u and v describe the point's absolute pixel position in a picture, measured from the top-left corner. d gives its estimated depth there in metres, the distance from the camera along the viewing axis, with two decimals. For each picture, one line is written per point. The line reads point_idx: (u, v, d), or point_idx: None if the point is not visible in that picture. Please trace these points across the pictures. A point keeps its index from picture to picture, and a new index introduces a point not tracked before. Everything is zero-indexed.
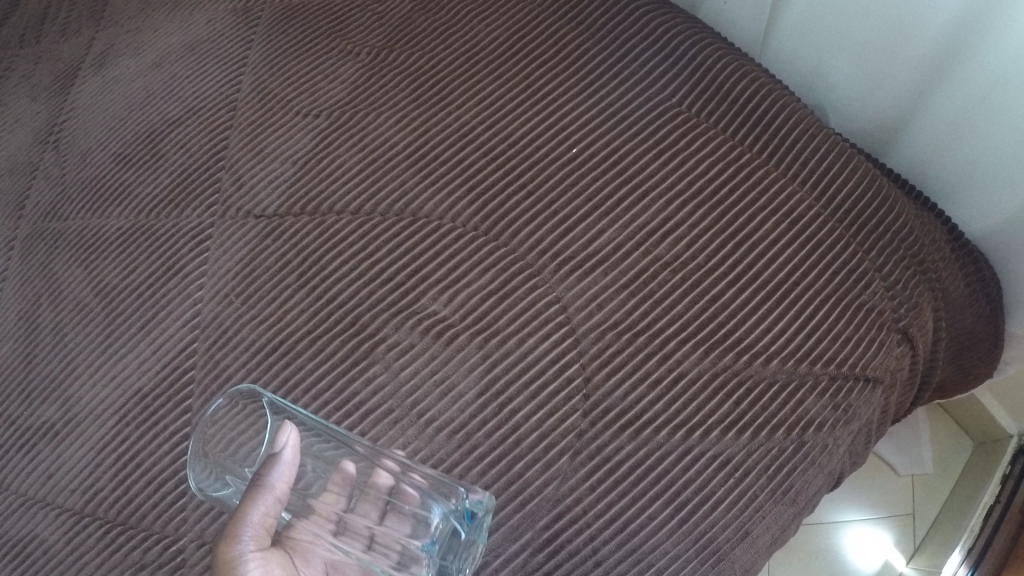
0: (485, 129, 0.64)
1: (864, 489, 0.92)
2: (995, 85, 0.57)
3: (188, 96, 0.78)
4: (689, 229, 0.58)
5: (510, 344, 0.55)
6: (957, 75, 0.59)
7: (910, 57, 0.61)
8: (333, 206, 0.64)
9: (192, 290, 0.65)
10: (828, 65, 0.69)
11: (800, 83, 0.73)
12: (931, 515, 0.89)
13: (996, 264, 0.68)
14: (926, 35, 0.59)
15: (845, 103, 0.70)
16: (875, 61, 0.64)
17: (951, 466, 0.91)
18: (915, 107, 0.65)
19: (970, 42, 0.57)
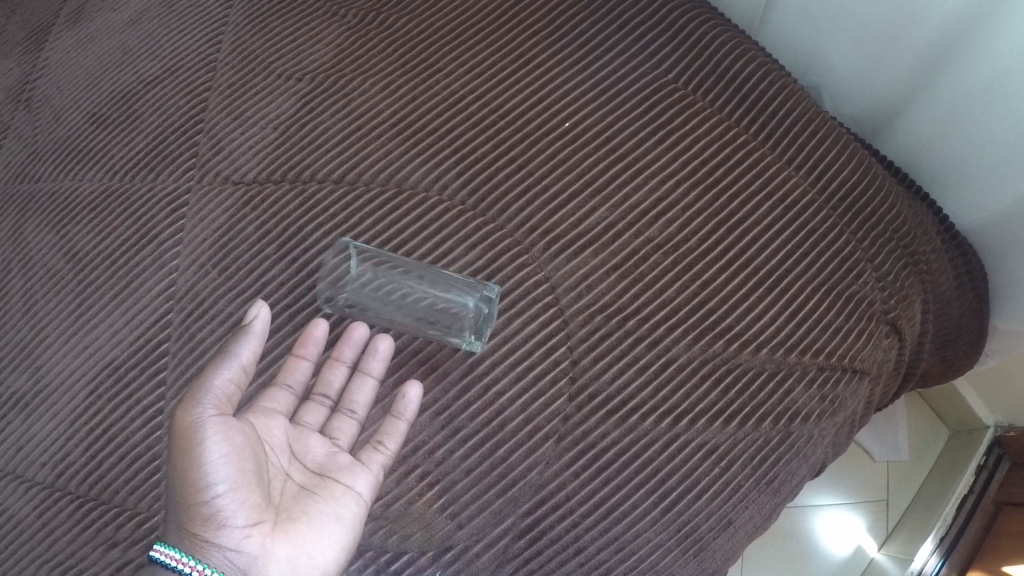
0: (475, 99, 0.62)
1: (842, 474, 0.92)
2: (996, 78, 0.56)
3: (166, 54, 0.75)
4: (682, 211, 0.57)
5: (496, 324, 0.54)
6: (959, 65, 0.58)
7: (911, 44, 0.60)
8: (315, 175, 0.61)
9: (167, 258, 0.63)
10: (825, 47, 0.67)
11: (796, 65, 0.71)
12: (903, 502, 0.91)
13: (985, 254, 0.68)
14: (929, 22, 0.57)
15: (841, 87, 0.69)
16: (874, 46, 0.63)
17: (926, 453, 0.92)
18: (913, 95, 0.64)
19: (974, 31, 0.55)
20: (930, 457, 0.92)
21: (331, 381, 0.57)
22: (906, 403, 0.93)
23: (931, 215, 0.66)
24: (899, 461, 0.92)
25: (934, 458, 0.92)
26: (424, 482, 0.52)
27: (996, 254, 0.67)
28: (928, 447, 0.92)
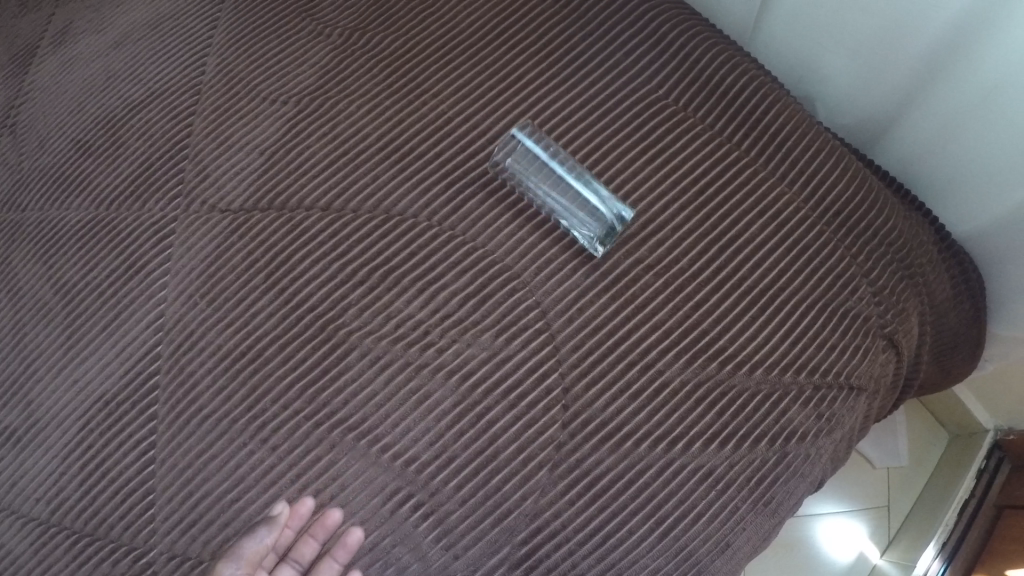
0: (463, 120, 0.61)
1: (843, 482, 0.92)
2: (991, 91, 0.56)
3: (150, 78, 0.74)
4: (673, 230, 0.56)
5: (486, 351, 0.53)
6: (952, 78, 0.58)
7: (904, 57, 0.60)
8: (302, 202, 0.60)
9: (155, 289, 0.63)
10: (816, 56, 0.67)
11: (789, 74, 0.72)
12: (904, 509, 0.91)
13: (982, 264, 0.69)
14: (922, 37, 0.57)
15: (834, 98, 0.69)
16: (864, 59, 0.63)
17: (927, 459, 0.93)
18: (906, 106, 0.64)
19: (967, 46, 0.55)
20: (930, 463, 0.93)
21: (305, 556, 0.53)
22: (907, 409, 0.94)
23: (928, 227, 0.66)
24: (900, 467, 0.93)
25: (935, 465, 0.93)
26: (418, 514, 0.52)
27: (993, 265, 0.68)
28: (929, 453, 0.93)
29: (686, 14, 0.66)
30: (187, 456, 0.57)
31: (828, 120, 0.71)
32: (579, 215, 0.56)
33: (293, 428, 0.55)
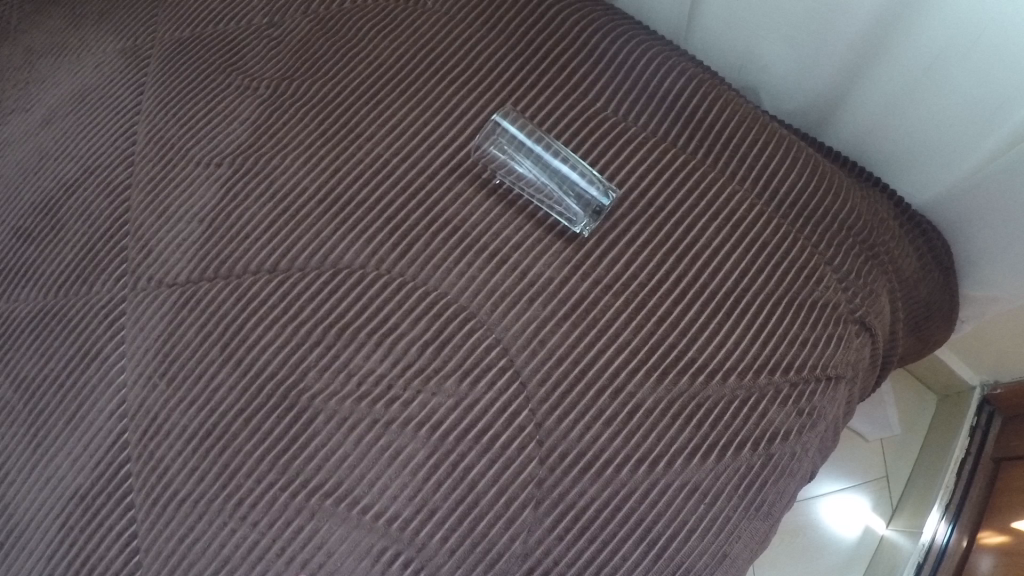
0: (401, 161, 0.60)
1: (840, 460, 0.97)
2: (925, 69, 0.63)
3: (80, 153, 0.70)
4: (626, 246, 0.56)
5: (453, 397, 0.52)
6: (890, 60, 0.65)
7: (842, 46, 0.68)
8: (248, 267, 0.59)
9: (113, 374, 0.60)
10: (761, 48, 0.75)
11: (735, 69, 0.80)
12: (904, 476, 0.96)
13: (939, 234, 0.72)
14: (857, 28, 0.65)
15: (781, 86, 0.77)
16: (805, 48, 0.71)
17: (919, 424, 0.99)
18: (852, 88, 0.71)
19: (896, 33, 0.63)
20: (922, 427, 0.98)
21: None
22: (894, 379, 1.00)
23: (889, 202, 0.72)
24: (893, 437, 0.98)
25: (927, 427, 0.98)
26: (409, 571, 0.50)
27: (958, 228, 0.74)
28: (920, 417, 0.99)
29: (618, 21, 0.67)
30: (169, 543, 0.54)
31: (776, 107, 0.80)
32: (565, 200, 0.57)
33: (272, 500, 0.52)
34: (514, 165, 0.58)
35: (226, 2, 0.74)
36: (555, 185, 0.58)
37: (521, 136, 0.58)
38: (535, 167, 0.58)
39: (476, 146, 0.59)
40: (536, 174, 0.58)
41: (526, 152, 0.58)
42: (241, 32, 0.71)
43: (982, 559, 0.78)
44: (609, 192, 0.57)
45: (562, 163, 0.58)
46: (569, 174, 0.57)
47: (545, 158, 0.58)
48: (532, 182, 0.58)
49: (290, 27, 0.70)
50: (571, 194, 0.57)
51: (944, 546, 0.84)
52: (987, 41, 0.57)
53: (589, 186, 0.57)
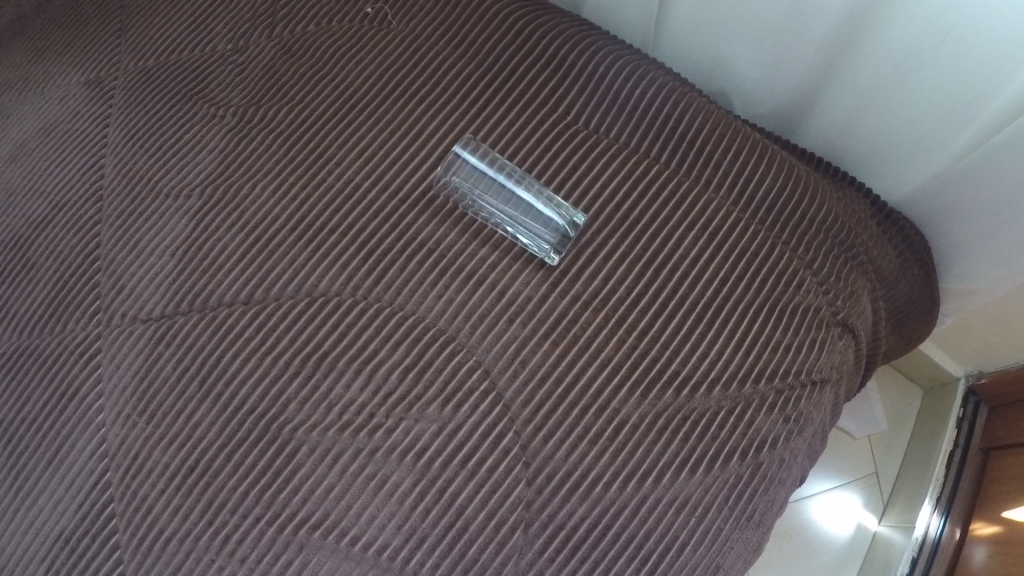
0: (372, 185, 0.59)
1: (829, 458, 0.98)
2: (896, 65, 0.63)
3: (48, 190, 0.67)
4: (603, 260, 0.56)
5: (437, 423, 0.51)
6: (859, 58, 0.66)
7: (810, 46, 0.68)
8: (222, 298, 0.57)
9: (92, 414, 0.57)
10: (728, 51, 0.75)
11: (702, 74, 0.80)
12: (893, 472, 0.97)
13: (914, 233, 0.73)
14: (825, 27, 0.65)
15: (753, 88, 0.77)
16: (775, 50, 0.71)
17: (905, 418, 1.00)
18: (822, 87, 0.72)
19: (865, 31, 0.63)
20: (908, 421, 1.00)
21: None
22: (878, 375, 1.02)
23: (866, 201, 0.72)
24: (880, 433, 1.00)
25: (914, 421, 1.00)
26: None
27: (935, 225, 0.75)
28: (906, 411, 1.01)
29: (590, 35, 0.69)
30: None
31: (747, 110, 0.80)
32: (531, 227, 0.57)
33: (259, 536, 0.51)
34: (477, 196, 0.58)
35: (188, 30, 0.73)
36: (520, 214, 0.57)
37: (482, 167, 0.58)
38: (499, 197, 0.58)
39: (438, 179, 0.59)
40: (501, 205, 0.58)
41: (487, 184, 0.58)
42: (205, 60, 0.70)
43: (976, 549, 0.79)
44: (575, 217, 0.57)
45: (527, 192, 0.58)
46: (533, 203, 0.57)
47: (508, 188, 0.58)
48: (498, 212, 0.58)
49: (254, 53, 0.69)
50: (536, 221, 0.56)
51: (937, 541, 0.84)
52: (958, 38, 0.57)
53: (555, 212, 0.57)
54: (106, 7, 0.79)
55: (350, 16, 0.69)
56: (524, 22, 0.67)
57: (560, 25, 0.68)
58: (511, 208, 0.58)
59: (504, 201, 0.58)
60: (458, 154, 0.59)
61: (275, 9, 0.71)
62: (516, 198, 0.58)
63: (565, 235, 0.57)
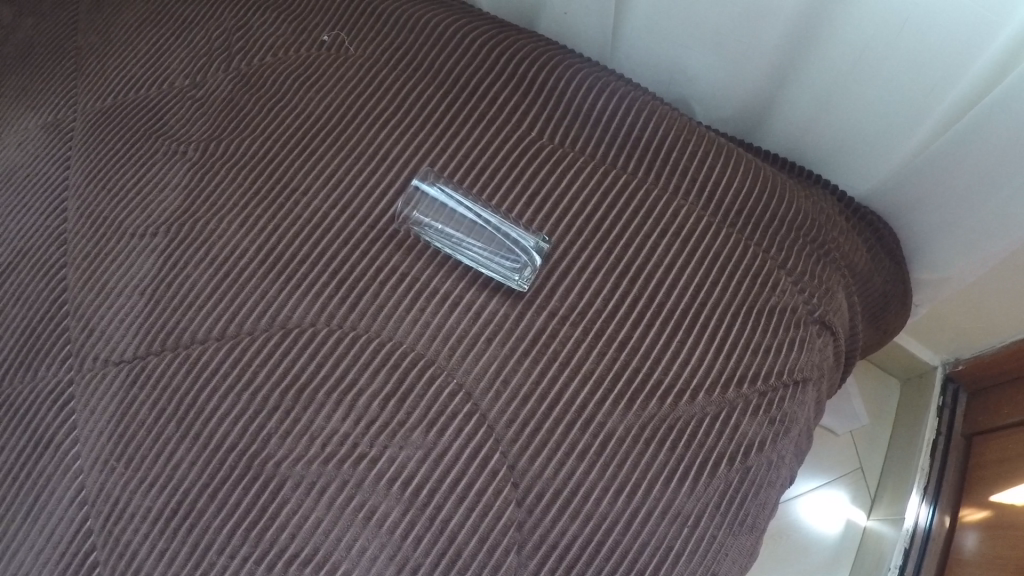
0: (340, 212, 0.59)
1: (815, 456, 0.99)
2: (854, 62, 0.64)
3: (11, 237, 0.66)
4: (578, 273, 0.56)
5: (422, 449, 0.51)
6: (817, 57, 0.67)
7: (768, 48, 0.69)
8: (195, 336, 0.56)
9: (69, 461, 0.55)
10: (686, 58, 0.76)
11: (662, 83, 0.81)
12: (878, 466, 0.98)
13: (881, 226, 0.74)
14: (780, 29, 0.66)
15: (713, 95, 0.78)
16: (733, 55, 0.72)
17: (885, 411, 1.02)
18: (782, 88, 0.73)
19: (821, 30, 0.64)
20: (889, 414, 1.02)
21: None
22: (857, 370, 1.04)
23: (832, 198, 0.73)
24: (862, 428, 1.01)
25: (894, 413, 1.01)
26: None
27: (901, 218, 0.76)
28: (886, 405, 1.02)
29: (550, 52, 0.69)
30: None
31: (709, 116, 0.81)
32: (499, 253, 0.56)
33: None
34: (441, 226, 0.57)
35: (145, 68, 0.72)
36: (485, 242, 0.57)
37: (442, 197, 0.58)
38: (462, 227, 0.58)
39: (399, 212, 0.58)
40: (464, 235, 0.58)
41: (447, 214, 0.58)
42: (163, 96, 0.70)
43: (966, 536, 0.79)
44: (541, 240, 0.57)
45: (489, 220, 0.58)
46: (499, 229, 0.57)
47: (470, 219, 0.58)
48: (462, 241, 0.57)
49: (211, 87, 0.69)
50: (503, 246, 0.56)
51: (927, 531, 0.84)
52: (912, 26, 0.58)
53: (521, 236, 0.57)
54: (60, 49, 0.78)
55: (307, 45, 0.69)
56: (484, 40, 0.67)
57: (520, 42, 0.68)
58: (475, 237, 0.58)
59: (467, 230, 0.58)
60: (419, 187, 0.59)
61: (231, 42, 0.71)
62: (480, 227, 0.58)
63: (535, 257, 0.56)
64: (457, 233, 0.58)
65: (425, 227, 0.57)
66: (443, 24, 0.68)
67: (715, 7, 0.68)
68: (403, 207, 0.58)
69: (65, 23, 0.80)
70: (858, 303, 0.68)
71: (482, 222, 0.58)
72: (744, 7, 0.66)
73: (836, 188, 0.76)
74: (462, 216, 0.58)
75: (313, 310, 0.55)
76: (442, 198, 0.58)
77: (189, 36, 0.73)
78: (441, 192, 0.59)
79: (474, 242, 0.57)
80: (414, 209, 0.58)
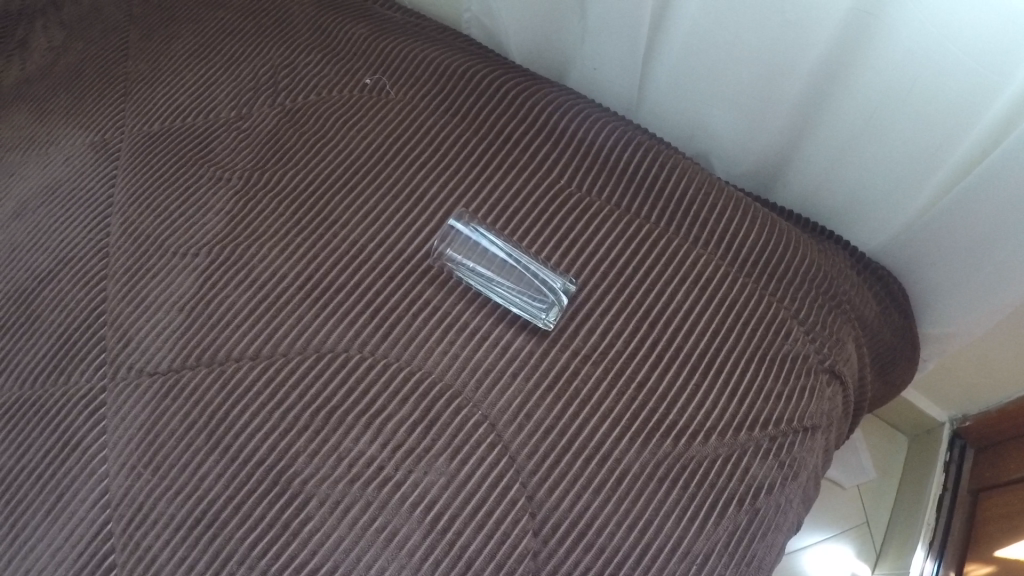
0: (377, 246, 0.62)
1: (822, 509, 1.00)
2: (870, 121, 0.67)
3: (54, 247, 0.69)
4: (601, 315, 0.58)
5: (445, 476, 0.52)
6: (834, 115, 0.69)
7: (785, 107, 0.72)
8: (230, 354, 0.59)
9: (96, 464, 0.57)
10: (708, 115, 0.79)
11: (683, 137, 0.84)
12: (883, 520, 0.99)
13: (894, 284, 0.76)
14: (798, 88, 0.69)
15: (732, 151, 0.81)
16: (751, 112, 0.74)
17: (891, 466, 1.03)
18: (800, 144, 0.75)
19: (839, 89, 0.67)
20: (895, 469, 1.03)
21: None
22: (863, 424, 1.05)
23: (845, 253, 0.75)
24: (869, 482, 1.02)
25: (900, 468, 1.03)
26: None
27: (910, 276, 0.77)
28: (893, 459, 1.03)
29: (581, 104, 0.72)
30: None
31: (728, 171, 0.83)
32: (528, 293, 0.59)
33: None
34: (472, 264, 0.60)
35: (193, 98, 0.76)
36: (515, 282, 0.60)
37: (473, 236, 0.61)
38: (493, 266, 0.60)
39: (434, 248, 0.61)
40: (493, 274, 0.60)
41: (479, 252, 0.60)
42: (210, 125, 0.73)
43: None
44: (568, 282, 0.59)
45: (519, 262, 0.61)
46: (530, 271, 0.60)
47: (500, 258, 0.61)
48: (493, 279, 0.60)
49: (257, 120, 0.72)
50: (531, 287, 0.59)
51: None
52: (923, 88, 0.60)
53: (550, 277, 0.59)
54: (109, 73, 0.81)
55: (350, 86, 0.73)
56: (519, 91, 0.71)
57: (554, 95, 0.72)
58: (505, 277, 0.60)
59: (497, 269, 0.60)
60: (453, 224, 0.62)
61: (277, 80, 0.75)
62: (511, 268, 0.60)
63: (562, 297, 0.59)
64: (486, 271, 0.60)
65: (459, 264, 0.60)
66: (481, 75, 0.72)
67: (735, 67, 0.71)
68: (436, 245, 0.61)
69: (117, 49, 0.84)
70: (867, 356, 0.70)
71: (512, 263, 0.61)
72: (765, 67, 0.69)
73: (850, 243, 0.78)
74: (493, 257, 0.61)
75: (344, 338, 0.58)
76: (476, 235, 0.61)
77: (238, 72, 0.77)
78: (473, 231, 0.62)
79: (504, 281, 0.60)
80: (450, 246, 0.61)
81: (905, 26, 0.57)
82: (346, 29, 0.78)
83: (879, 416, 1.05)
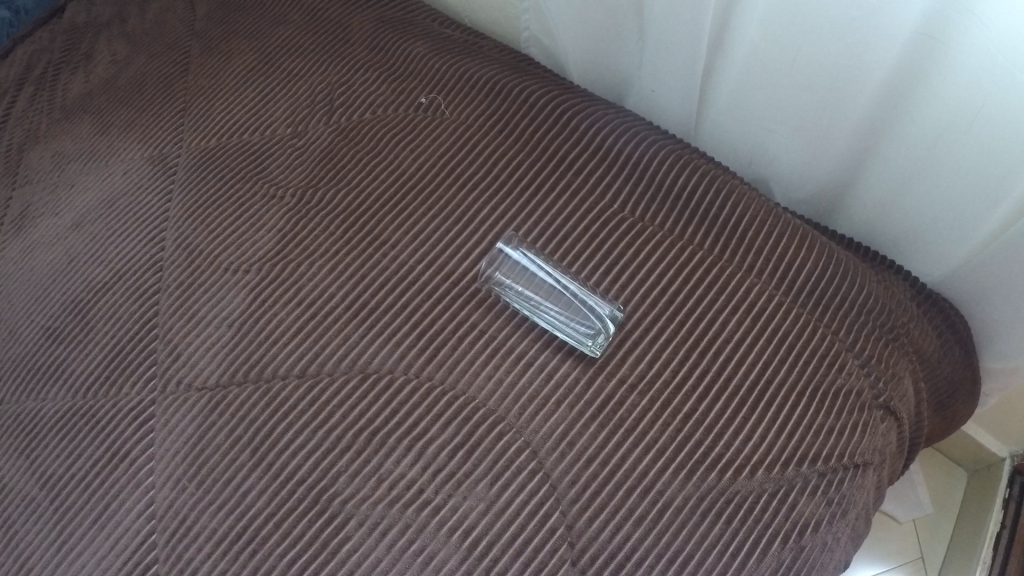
0: (425, 267, 0.62)
1: (876, 543, 0.97)
2: (931, 148, 0.65)
3: (111, 259, 0.70)
4: (648, 344, 0.58)
5: (484, 501, 0.52)
6: (895, 140, 0.68)
7: (844, 131, 0.70)
8: (277, 371, 0.59)
9: (142, 476, 0.58)
10: (764, 138, 0.77)
11: (738, 160, 0.82)
12: (940, 556, 0.96)
13: (954, 315, 0.73)
14: (858, 112, 0.67)
15: (788, 175, 0.79)
16: (809, 136, 0.73)
17: (950, 501, 0.99)
18: (859, 169, 0.74)
19: (901, 115, 0.65)
20: (954, 504, 0.99)
21: None
22: (921, 457, 1.02)
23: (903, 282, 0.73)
24: (926, 516, 0.99)
25: (959, 504, 0.99)
26: None
27: (971, 307, 0.74)
28: (952, 496, 1.00)
29: (634, 126, 0.72)
30: None
31: (785, 195, 0.81)
32: (574, 320, 0.59)
33: None
34: (519, 288, 0.60)
35: (252, 114, 0.78)
36: (563, 309, 0.59)
37: (522, 260, 0.61)
38: (541, 291, 0.61)
39: (482, 271, 0.61)
40: (542, 299, 0.60)
41: (527, 276, 0.60)
42: (266, 142, 0.75)
43: None
44: (614, 310, 0.59)
45: (567, 287, 0.60)
46: (577, 297, 0.59)
47: (548, 284, 0.61)
48: (540, 304, 0.60)
49: (312, 137, 0.73)
50: (577, 314, 0.59)
51: None
52: (987, 118, 0.59)
53: (597, 303, 0.59)
54: (169, 88, 0.83)
55: (404, 105, 0.74)
56: (572, 114, 0.71)
57: (605, 118, 0.72)
58: (552, 302, 0.60)
59: (545, 294, 0.61)
60: (500, 249, 0.62)
61: (333, 97, 0.76)
62: (559, 295, 0.60)
63: (608, 324, 0.58)
64: (535, 296, 0.60)
65: (507, 289, 0.60)
66: (534, 96, 0.72)
67: (792, 91, 0.70)
68: (485, 269, 0.61)
69: (178, 65, 0.86)
70: (925, 391, 0.68)
71: (560, 289, 0.61)
72: (823, 91, 0.67)
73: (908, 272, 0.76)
74: (543, 284, 0.61)
75: (388, 360, 0.58)
76: (524, 259, 0.61)
77: (296, 88, 0.78)
78: (523, 256, 0.61)
79: (552, 307, 0.60)
80: (499, 270, 0.61)
81: (972, 50, 0.55)
82: (403, 47, 0.79)
83: (938, 449, 1.02)
